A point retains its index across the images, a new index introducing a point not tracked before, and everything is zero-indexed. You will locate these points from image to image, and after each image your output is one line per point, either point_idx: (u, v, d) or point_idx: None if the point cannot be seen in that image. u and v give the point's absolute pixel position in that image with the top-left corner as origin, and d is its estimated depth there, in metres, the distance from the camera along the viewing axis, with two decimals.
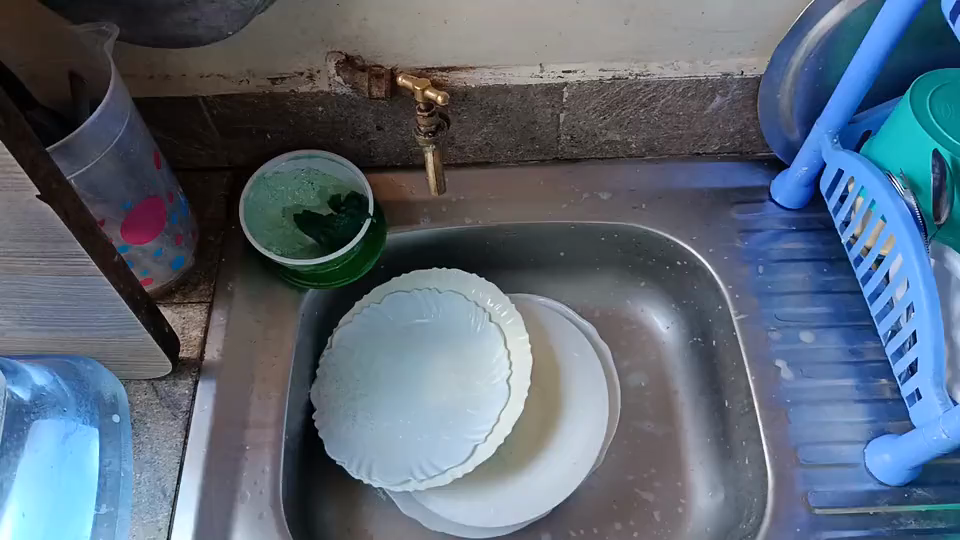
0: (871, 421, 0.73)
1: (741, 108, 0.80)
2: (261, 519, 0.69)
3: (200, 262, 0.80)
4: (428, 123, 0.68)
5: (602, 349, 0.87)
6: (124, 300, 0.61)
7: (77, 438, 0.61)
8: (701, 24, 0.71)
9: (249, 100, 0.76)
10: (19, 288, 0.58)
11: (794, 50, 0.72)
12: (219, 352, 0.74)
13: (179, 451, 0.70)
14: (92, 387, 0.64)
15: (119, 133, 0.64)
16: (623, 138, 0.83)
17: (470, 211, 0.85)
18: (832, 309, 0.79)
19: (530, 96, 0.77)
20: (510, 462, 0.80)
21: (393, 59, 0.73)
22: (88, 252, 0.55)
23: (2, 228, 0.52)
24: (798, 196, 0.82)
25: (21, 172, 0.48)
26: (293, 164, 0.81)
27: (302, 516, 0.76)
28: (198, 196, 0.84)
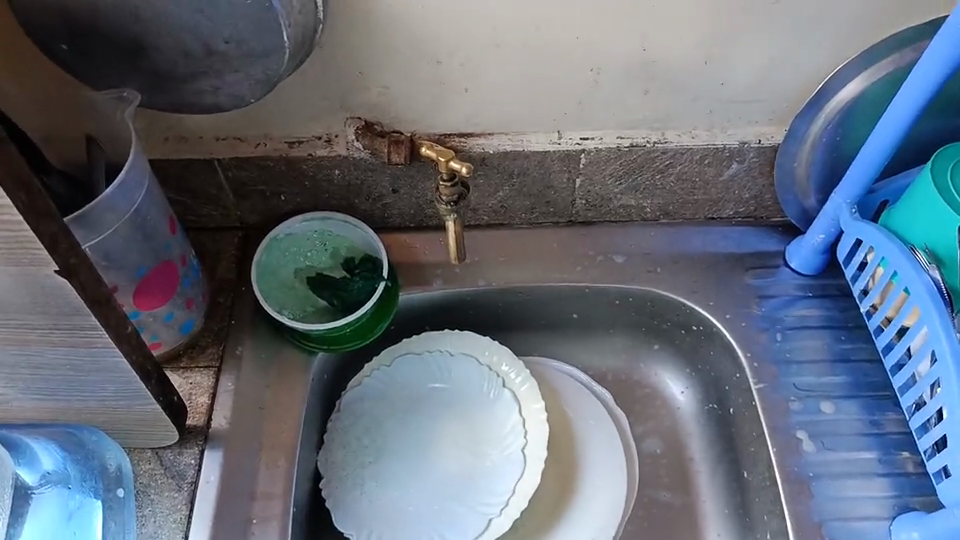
0: (895, 496, 0.72)
1: (757, 175, 0.80)
2: None
3: (208, 324, 0.78)
4: (450, 194, 0.68)
5: (617, 413, 0.87)
6: (134, 370, 0.59)
7: (78, 515, 0.60)
8: (718, 94, 0.72)
9: (265, 163, 0.75)
10: (28, 359, 0.57)
11: (812, 120, 0.72)
12: (227, 420, 0.72)
13: (183, 526, 0.67)
14: (97, 458, 0.62)
15: (137, 201, 0.63)
16: (637, 203, 0.83)
17: (482, 273, 0.84)
18: (851, 378, 0.78)
19: (547, 162, 0.77)
20: (524, 534, 0.80)
21: (412, 125, 0.72)
22: (103, 324, 0.54)
23: (16, 302, 0.51)
24: (814, 263, 0.82)
25: (40, 248, 0.46)
26: (306, 225, 0.80)
27: None
28: (209, 256, 0.82)
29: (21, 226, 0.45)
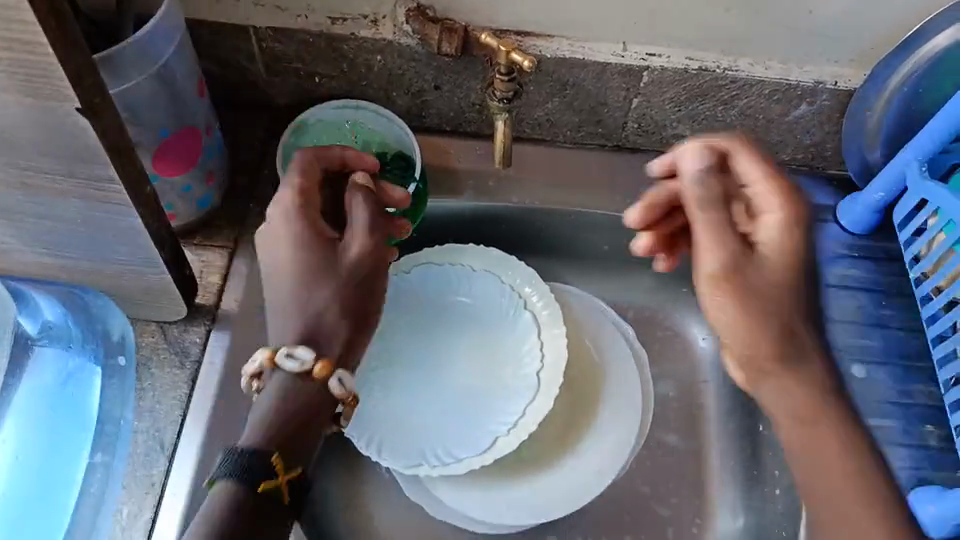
0: (913, 468, 0.70)
1: (824, 121, 0.75)
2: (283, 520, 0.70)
3: (226, 204, 0.74)
4: (504, 89, 0.63)
5: (643, 362, 0.81)
6: (148, 233, 0.54)
7: (77, 379, 0.56)
8: (804, 24, 0.66)
9: (304, 38, 0.70)
10: (37, 207, 0.53)
11: (898, 67, 0.67)
12: (237, 304, 0.69)
13: (182, 404, 0.65)
14: (101, 323, 0.59)
15: (167, 55, 0.58)
16: (692, 134, 0.78)
17: (517, 189, 0.80)
18: (884, 345, 0.75)
19: (606, 76, 0.71)
20: (527, 459, 0.77)
21: (469, 14, 0.67)
22: (122, 179, 0.49)
23: (31, 139, 0.47)
24: (865, 221, 0.77)
25: (63, 79, 0.42)
26: (339, 113, 0.74)
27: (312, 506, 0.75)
28: (232, 134, 0.77)
29: (45, 50, 0.40)
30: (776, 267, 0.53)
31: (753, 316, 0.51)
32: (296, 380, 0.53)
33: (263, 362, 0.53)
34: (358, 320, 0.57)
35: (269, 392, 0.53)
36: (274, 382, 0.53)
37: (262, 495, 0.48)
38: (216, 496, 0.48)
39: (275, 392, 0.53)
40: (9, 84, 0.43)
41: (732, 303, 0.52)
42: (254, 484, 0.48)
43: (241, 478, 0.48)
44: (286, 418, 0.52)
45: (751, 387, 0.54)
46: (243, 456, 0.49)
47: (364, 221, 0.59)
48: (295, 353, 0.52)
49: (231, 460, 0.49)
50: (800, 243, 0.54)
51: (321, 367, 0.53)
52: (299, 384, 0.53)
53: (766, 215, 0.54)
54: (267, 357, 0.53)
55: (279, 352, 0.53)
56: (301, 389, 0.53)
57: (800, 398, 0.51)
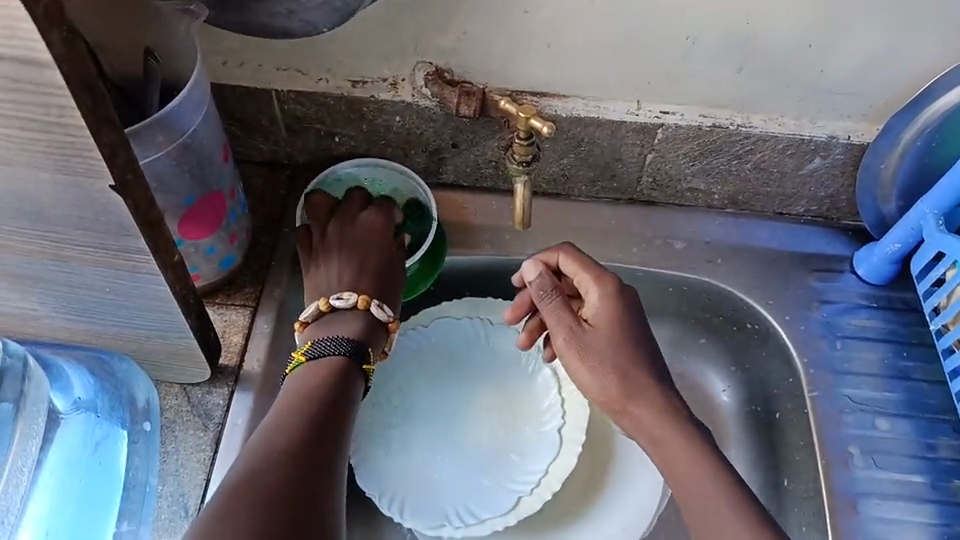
0: (941, 524, 0.69)
1: (839, 173, 0.75)
2: None
3: (248, 262, 0.75)
4: (523, 153, 0.64)
5: None
6: (175, 299, 0.55)
7: (105, 446, 0.57)
8: (818, 82, 0.67)
9: (326, 101, 0.71)
10: (69, 277, 0.54)
11: (909, 124, 0.68)
12: (259, 363, 0.70)
13: (205, 467, 0.65)
14: (125, 389, 0.59)
15: (195, 123, 0.59)
16: (707, 188, 0.79)
17: (533, 243, 0.80)
18: (906, 397, 0.74)
19: (620, 133, 0.72)
20: (547, 515, 0.76)
21: (486, 77, 0.68)
22: (151, 249, 0.50)
23: (65, 215, 0.48)
24: (882, 272, 0.77)
25: (98, 158, 0.43)
26: (357, 170, 0.77)
27: None
28: (254, 193, 0.79)
29: (81, 132, 0.41)
30: (605, 338, 0.66)
31: (599, 377, 0.65)
32: (374, 324, 0.70)
33: (356, 302, 0.70)
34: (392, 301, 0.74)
35: (352, 322, 0.69)
36: (360, 318, 0.69)
37: (361, 371, 0.65)
38: (331, 361, 0.64)
39: (359, 324, 0.69)
40: (45, 163, 0.44)
41: (582, 366, 0.66)
42: (359, 362, 0.65)
43: (350, 356, 0.65)
44: (371, 337, 0.69)
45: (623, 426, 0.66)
46: (352, 342, 0.66)
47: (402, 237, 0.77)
48: (386, 306, 0.71)
49: (342, 343, 0.65)
50: (616, 318, 0.66)
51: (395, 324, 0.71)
52: (376, 326, 0.70)
53: (589, 297, 0.68)
54: (362, 298, 0.70)
55: (374, 300, 0.70)
56: (377, 330, 0.70)
57: (659, 430, 0.63)
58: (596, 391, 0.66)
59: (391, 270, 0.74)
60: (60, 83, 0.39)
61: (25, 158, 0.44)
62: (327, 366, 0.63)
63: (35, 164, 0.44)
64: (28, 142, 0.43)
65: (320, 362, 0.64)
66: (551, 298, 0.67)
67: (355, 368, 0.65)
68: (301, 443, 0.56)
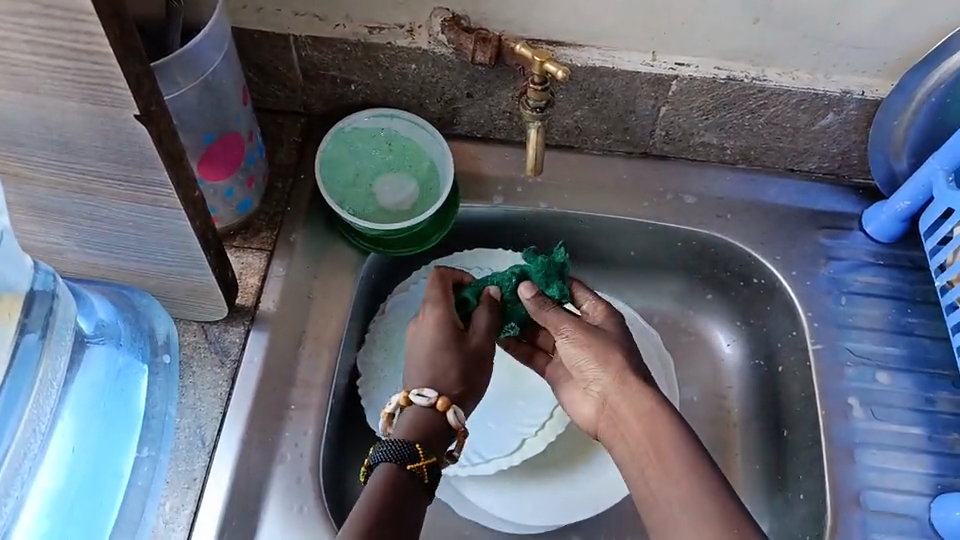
0: (936, 475, 0.71)
1: (851, 130, 0.76)
2: (302, 513, 0.66)
3: (264, 206, 0.76)
4: (538, 98, 0.65)
5: (671, 368, 0.82)
6: (195, 235, 0.57)
7: (126, 374, 0.59)
8: (833, 36, 0.67)
9: (343, 47, 0.72)
10: (92, 210, 0.56)
11: (922, 80, 0.69)
12: (275, 304, 0.72)
13: (222, 402, 0.68)
14: (146, 322, 0.61)
15: (216, 63, 0.60)
16: (719, 143, 0.79)
17: (545, 194, 0.81)
18: (908, 352, 0.76)
19: (634, 85, 0.73)
20: (553, 460, 0.78)
21: (502, 25, 0.68)
22: (173, 182, 0.52)
23: (90, 144, 0.49)
24: (890, 230, 0.78)
25: (125, 88, 0.44)
26: (374, 122, 0.77)
27: (337, 500, 0.72)
28: (270, 139, 0.80)
29: (108, 60, 0.42)
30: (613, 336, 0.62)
31: (599, 358, 0.61)
32: (423, 417, 0.61)
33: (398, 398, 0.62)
34: (469, 391, 0.65)
35: (402, 421, 0.61)
36: (409, 415, 0.61)
37: (408, 473, 0.56)
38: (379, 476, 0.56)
39: (410, 421, 0.61)
40: (72, 92, 0.45)
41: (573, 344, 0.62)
42: (403, 462, 0.57)
43: (394, 460, 0.56)
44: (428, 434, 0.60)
45: (597, 392, 0.61)
46: (395, 441, 0.58)
47: (487, 320, 0.68)
48: (426, 391, 0.62)
49: (386, 448, 0.57)
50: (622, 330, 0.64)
51: (443, 400, 0.62)
52: (426, 420, 0.61)
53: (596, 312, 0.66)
54: (402, 396, 0.62)
55: (412, 392, 0.62)
56: (428, 421, 0.61)
57: (636, 412, 0.58)
58: (585, 358, 0.61)
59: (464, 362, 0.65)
60: (90, 9, 0.40)
61: (53, 86, 0.45)
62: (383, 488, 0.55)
63: (62, 94, 0.45)
64: (56, 70, 0.44)
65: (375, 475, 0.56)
66: (554, 309, 0.64)
67: (403, 472, 0.56)
68: None
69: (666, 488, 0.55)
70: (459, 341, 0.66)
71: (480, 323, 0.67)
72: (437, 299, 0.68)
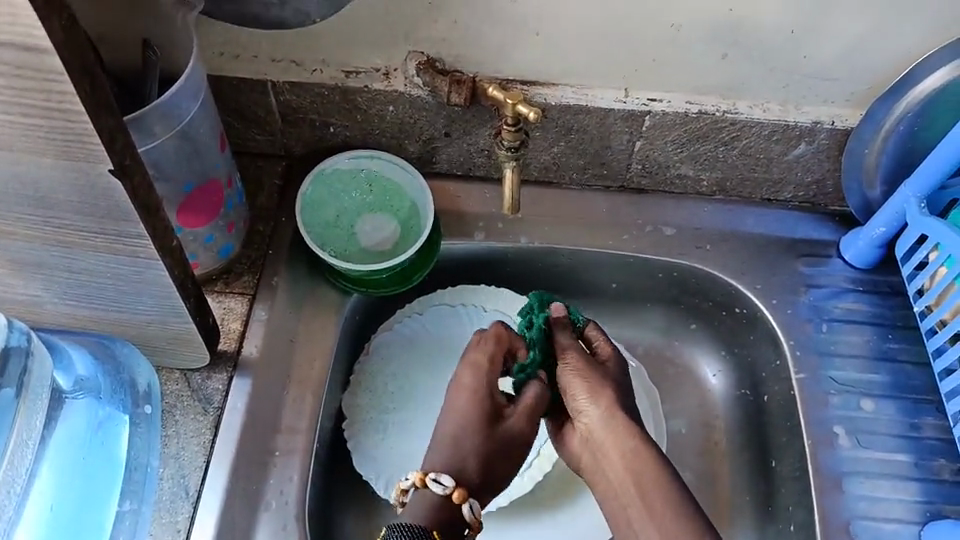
0: (925, 501, 0.71)
1: (824, 158, 0.77)
2: None
3: (245, 251, 0.76)
4: (512, 139, 0.66)
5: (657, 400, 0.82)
6: (174, 284, 0.57)
7: (107, 427, 0.58)
8: (801, 68, 0.69)
9: (320, 91, 0.73)
10: (70, 262, 0.56)
11: (889, 110, 0.70)
12: (257, 348, 0.72)
13: (206, 450, 0.67)
14: (127, 373, 0.61)
15: (194, 110, 0.61)
16: (695, 175, 0.80)
17: (525, 230, 0.82)
18: (892, 379, 0.76)
19: (609, 121, 0.74)
20: (541, 497, 0.77)
21: (475, 67, 0.69)
22: (149, 233, 0.52)
23: (66, 199, 0.49)
24: (868, 256, 0.79)
25: (98, 143, 0.45)
26: (354, 163, 0.78)
27: None
28: (251, 184, 0.80)
29: (81, 118, 0.43)
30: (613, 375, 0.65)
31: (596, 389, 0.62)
32: (437, 503, 0.57)
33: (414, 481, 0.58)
34: (490, 482, 0.61)
35: (416, 505, 0.57)
36: (424, 502, 0.57)
37: None
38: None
39: (423, 508, 0.57)
40: (46, 149, 0.45)
41: (573, 373, 0.63)
42: None
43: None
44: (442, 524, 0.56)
45: (582, 425, 0.62)
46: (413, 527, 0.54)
47: (534, 402, 0.63)
48: (442, 478, 0.58)
49: (403, 528, 0.54)
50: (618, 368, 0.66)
51: (460, 492, 0.57)
52: (439, 508, 0.57)
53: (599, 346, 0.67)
54: (418, 475, 0.58)
55: (429, 474, 0.58)
56: (441, 511, 0.57)
57: (621, 449, 0.60)
58: (577, 388, 0.62)
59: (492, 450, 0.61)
60: (61, 69, 0.40)
61: (27, 144, 0.45)
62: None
63: (36, 151, 0.46)
64: (30, 128, 0.44)
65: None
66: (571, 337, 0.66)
67: None
68: None
69: (646, 529, 0.56)
70: (488, 425, 0.61)
71: (524, 404, 0.63)
72: (479, 372, 0.63)
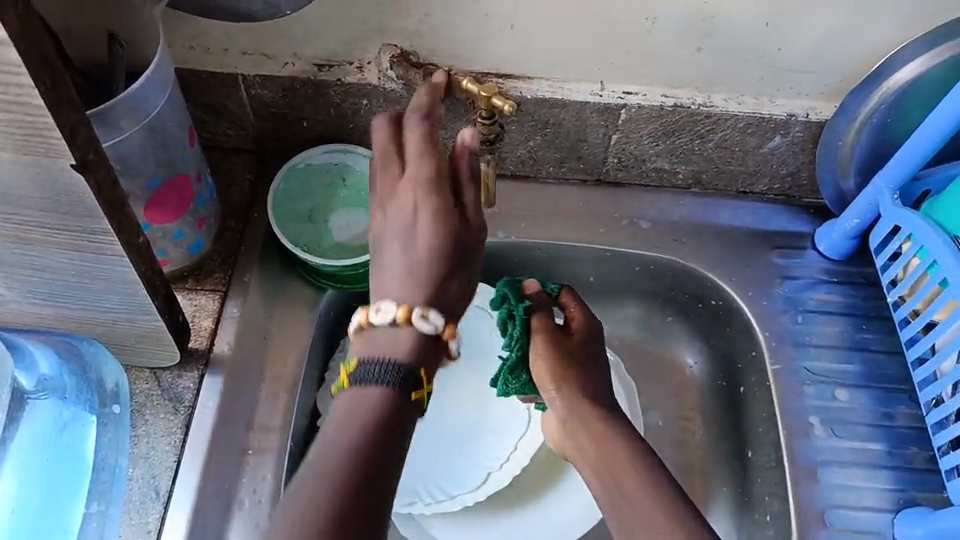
0: (899, 490, 0.72)
1: (799, 151, 0.77)
2: None
3: (217, 247, 0.75)
4: (486, 131, 0.63)
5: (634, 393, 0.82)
6: (141, 281, 0.56)
7: (72, 428, 0.57)
8: (776, 61, 0.69)
9: (292, 85, 0.71)
10: (32, 260, 0.54)
11: (862, 103, 0.70)
12: (230, 346, 0.70)
13: (177, 450, 0.66)
14: (94, 372, 0.59)
15: (160, 105, 0.60)
16: (671, 168, 0.80)
17: (502, 224, 0.81)
18: (865, 369, 0.77)
19: (585, 114, 0.73)
20: (519, 491, 0.77)
21: (449, 60, 0.69)
22: (115, 229, 0.50)
23: (26, 194, 0.48)
24: (842, 247, 0.79)
25: (58, 137, 0.43)
26: (326, 157, 0.77)
27: None
28: (222, 178, 0.79)
29: (41, 111, 0.42)
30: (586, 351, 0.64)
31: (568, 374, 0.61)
32: (423, 340, 0.52)
33: (397, 316, 0.52)
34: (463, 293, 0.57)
35: (396, 341, 0.51)
36: (408, 335, 0.52)
37: (413, 403, 0.49)
38: (372, 397, 0.48)
39: (408, 345, 0.51)
40: (4, 143, 0.44)
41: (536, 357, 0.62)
42: (408, 392, 0.49)
43: (397, 386, 0.49)
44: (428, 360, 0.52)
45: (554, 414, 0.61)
46: (400, 366, 0.49)
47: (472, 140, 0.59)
48: (432, 317, 0.52)
49: (388, 366, 0.49)
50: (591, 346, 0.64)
51: (451, 331, 0.53)
52: (426, 345, 0.52)
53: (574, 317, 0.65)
54: (402, 312, 0.52)
55: (416, 310, 0.52)
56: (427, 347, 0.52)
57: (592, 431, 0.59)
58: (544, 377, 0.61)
59: (467, 262, 0.57)
60: (17, 60, 0.39)
61: None
62: (375, 415, 0.47)
63: None
64: None
65: (365, 390, 0.48)
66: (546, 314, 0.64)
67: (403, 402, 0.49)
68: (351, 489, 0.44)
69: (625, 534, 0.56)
70: (450, 233, 0.56)
71: (472, 200, 0.59)
72: (422, 183, 0.57)
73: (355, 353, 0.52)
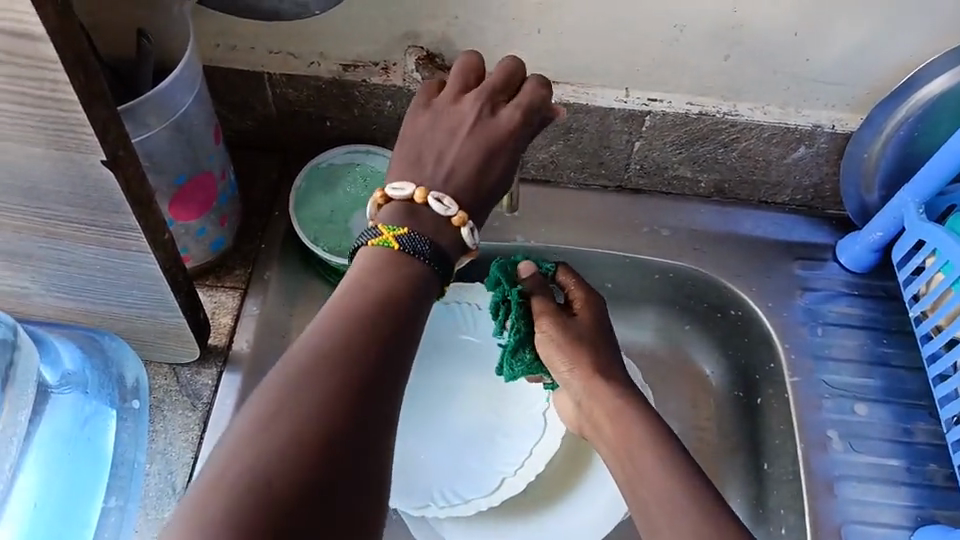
0: (918, 508, 0.71)
1: (823, 162, 0.76)
2: None
3: (238, 245, 0.75)
4: None
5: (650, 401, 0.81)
6: (165, 278, 0.56)
7: (92, 422, 0.57)
8: (803, 72, 0.68)
9: (317, 84, 0.72)
10: (58, 254, 0.55)
11: (891, 114, 0.69)
12: (249, 344, 0.71)
13: (193, 446, 0.66)
14: (116, 367, 0.59)
15: (187, 104, 0.60)
16: (693, 176, 0.80)
17: (521, 229, 0.81)
18: (885, 383, 0.76)
19: (609, 121, 0.73)
20: (533, 498, 0.77)
21: None
22: (142, 226, 0.51)
23: (56, 189, 0.48)
24: (864, 260, 0.79)
25: (91, 133, 0.43)
26: (347, 157, 0.77)
27: None
28: (244, 176, 0.79)
29: (74, 107, 0.42)
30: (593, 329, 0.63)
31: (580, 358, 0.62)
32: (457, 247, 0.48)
33: (455, 217, 0.48)
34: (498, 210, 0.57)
35: (439, 234, 0.48)
36: (449, 237, 0.48)
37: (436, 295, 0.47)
38: (413, 270, 0.45)
39: (447, 245, 0.47)
40: (37, 138, 0.44)
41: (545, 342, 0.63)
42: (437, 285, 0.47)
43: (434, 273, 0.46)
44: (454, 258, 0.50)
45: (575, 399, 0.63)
46: (444, 259, 0.47)
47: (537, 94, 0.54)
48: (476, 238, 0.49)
49: (437, 252, 0.46)
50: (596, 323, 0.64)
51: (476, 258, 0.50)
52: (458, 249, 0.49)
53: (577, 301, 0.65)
54: (462, 217, 0.48)
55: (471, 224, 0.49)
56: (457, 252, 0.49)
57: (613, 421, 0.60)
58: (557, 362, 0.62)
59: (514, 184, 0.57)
60: (54, 56, 0.39)
61: (19, 133, 0.44)
62: (398, 279, 0.44)
63: (25, 139, 0.45)
64: (20, 117, 0.43)
65: (399, 259, 0.45)
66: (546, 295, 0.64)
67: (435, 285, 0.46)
68: (364, 349, 0.40)
69: None
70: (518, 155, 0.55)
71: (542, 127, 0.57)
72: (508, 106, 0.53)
73: (390, 221, 0.47)
